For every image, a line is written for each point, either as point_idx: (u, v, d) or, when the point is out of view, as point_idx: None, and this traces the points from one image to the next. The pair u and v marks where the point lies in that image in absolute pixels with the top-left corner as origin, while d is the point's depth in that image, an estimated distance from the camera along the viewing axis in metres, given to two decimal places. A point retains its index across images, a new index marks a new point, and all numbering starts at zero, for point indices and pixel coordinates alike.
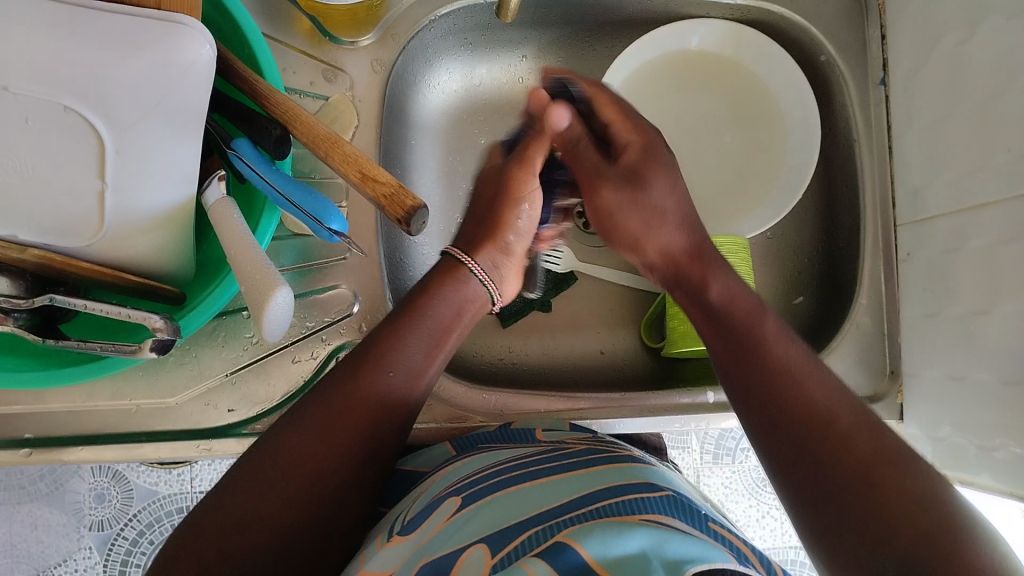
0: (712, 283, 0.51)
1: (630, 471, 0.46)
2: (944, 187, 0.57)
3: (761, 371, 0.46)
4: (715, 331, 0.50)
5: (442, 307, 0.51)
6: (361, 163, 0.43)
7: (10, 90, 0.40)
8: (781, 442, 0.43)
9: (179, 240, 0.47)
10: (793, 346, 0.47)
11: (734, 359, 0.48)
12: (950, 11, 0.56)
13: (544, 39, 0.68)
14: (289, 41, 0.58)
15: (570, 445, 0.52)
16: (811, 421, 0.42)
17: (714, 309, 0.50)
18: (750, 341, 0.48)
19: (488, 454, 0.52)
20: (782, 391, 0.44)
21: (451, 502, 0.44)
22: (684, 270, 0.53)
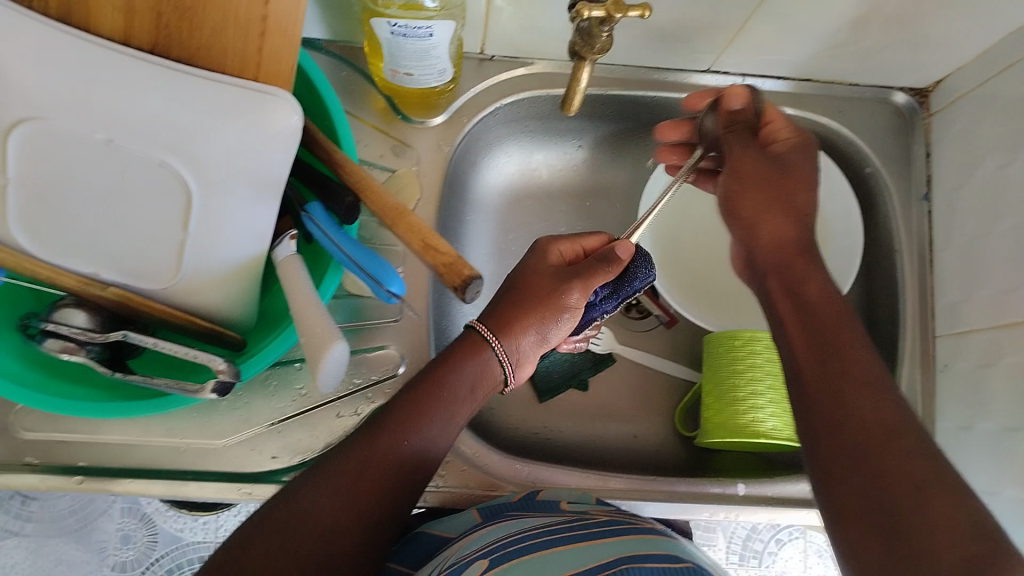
0: (809, 280, 0.49)
1: (652, 543, 0.48)
2: (982, 303, 0.59)
3: (832, 377, 0.43)
4: (799, 329, 0.47)
5: (457, 384, 0.51)
6: (424, 233, 0.45)
7: (115, 144, 0.43)
8: (841, 450, 0.41)
9: (247, 290, 0.51)
10: (873, 361, 0.44)
11: (811, 351, 0.45)
12: (992, 136, 0.58)
13: (600, 133, 0.72)
14: (363, 117, 0.62)
15: (594, 516, 0.53)
16: (876, 433, 0.40)
17: (808, 306, 0.47)
18: (837, 340, 0.45)
19: (513, 520, 0.53)
20: (854, 402, 0.42)
21: (479, 563, 0.45)
22: (787, 263, 0.50)
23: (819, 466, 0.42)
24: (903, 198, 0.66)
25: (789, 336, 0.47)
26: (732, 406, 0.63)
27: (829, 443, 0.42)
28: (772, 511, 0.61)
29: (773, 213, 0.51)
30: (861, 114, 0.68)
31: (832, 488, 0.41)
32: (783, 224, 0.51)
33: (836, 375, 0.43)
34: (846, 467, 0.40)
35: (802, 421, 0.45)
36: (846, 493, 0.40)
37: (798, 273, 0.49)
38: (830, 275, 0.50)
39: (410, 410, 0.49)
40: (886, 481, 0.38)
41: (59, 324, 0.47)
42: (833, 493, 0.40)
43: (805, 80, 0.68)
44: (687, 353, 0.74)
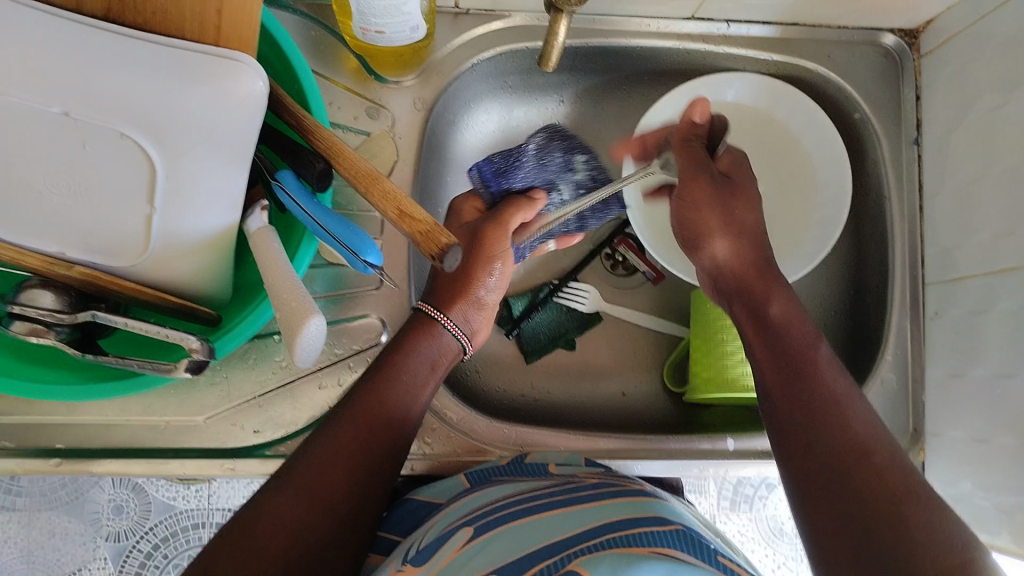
0: (773, 299, 0.53)
1: (645, 503, 0.47)
2: (974, 249, 0.57)
3: (805, 398, 0.47)
4: (768, 356, 0.51)
5: (416, 361, 0.51)
6: (400, 200, 0.43)
7: (71, 115, 0.41)
8: (817, 466, 0.45)
9: (218, 264, 0.49)
10: (842, 380, 0.49)
11: (784, 386, 0.49)
12: (986, 77, 0.57)
13: (582, 86, 0.70)
14: (335, 78, 0.60)
15: (582, 478, 0.53)
16: (850, 457, 0.44)
17: (770, 326, 0.52)
18: (803, 364, 0.49)
19: (502, 485, 0.53)
20: (831, 428, 0.46)
21: (465, 531, 0.45)
22: (749, 284, 0.54)
23: (797, 481, 0.46)
24: (893, 143, 0.64)
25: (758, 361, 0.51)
26: (722, 362, 0.62)
27: (801, 461, 0.46)
28: (763, 465, 0.61)
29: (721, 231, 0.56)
30: (850, 57, 0.66)
31: (810, 501, 0.44)
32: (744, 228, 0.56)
33: (809, 403, 0.47)
34: (821, 486, 0.44)
35: (776, 448, 0.48)
36: (823, 512, 0.43)
37: (760, 296, 0.53)
38: (793, 290, 0.54)
39: (370, 396, 0.49)
40: (851, 487, 0.43)
41: (26, 306, 0.45)
42: (812, 513, 0.44)
43: (792, 23, 0.65)
44: (675, 309, 0.73)
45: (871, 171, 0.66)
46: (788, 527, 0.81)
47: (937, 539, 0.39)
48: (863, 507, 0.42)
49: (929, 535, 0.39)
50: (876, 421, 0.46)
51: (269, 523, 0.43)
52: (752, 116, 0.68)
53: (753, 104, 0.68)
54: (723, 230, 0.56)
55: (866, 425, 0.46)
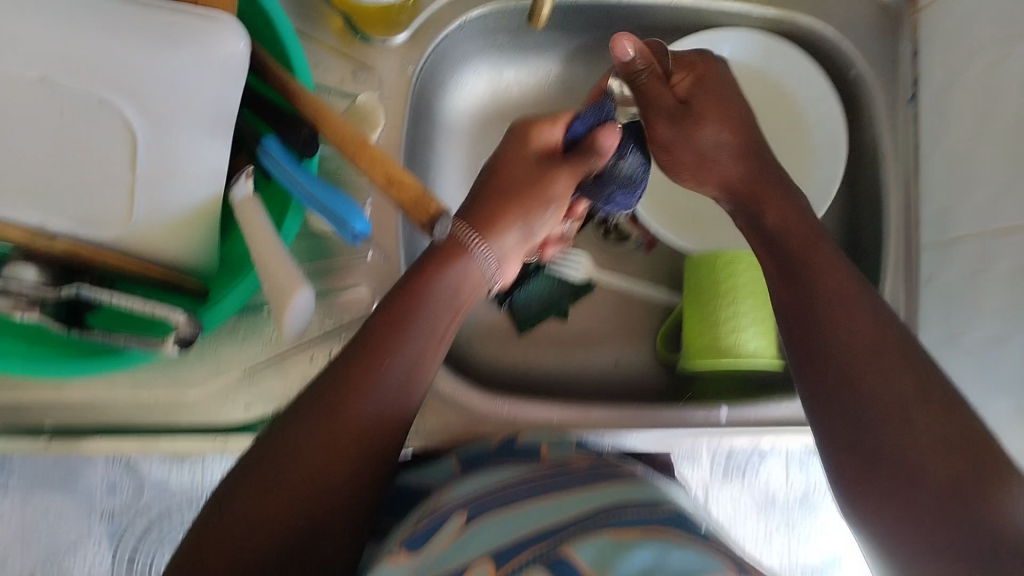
0: (768, 208, 0.52)
1: (640, 486, 0.46)
2: (971, 210, 0.57)
3: (809, 311, 0.48)
4: (772, 259, 0.51)
5: (437, 292, 0.49)
6: (389, 167, 0.42)
7: (49, 80, 0.40)
8: (826, 373, 0.46)
9: (208, 239, 0.47)
10: (843, 278, 0.48)
11: (792, 297, 0.49)
12: (984, 32, 0.56)
13: (573, 47, 0.68)
14: (318, 37, 0.58)
15: (573, 463, 0.52)
16: (857, 357, 0.45)
17: (769, 235, 0.52)
18: (809, 264, 0.49)
19: (498, 471, 0.52)
20: (837, 328, 0.46)
21: (457, 520, 0.44)
22: (750, 189, 0.53)
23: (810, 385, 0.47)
24: (889, 101, 0.63)
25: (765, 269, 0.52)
26: (714, 331, 0.61)
27: (814, 363, 0.47)
28: (757, 435, 0.60)
29: (715, 120, 0.54)
30: (846, 12, 0.64)
31: (823, 409, 0.46)
32: (721, 137, 0.54)
33: (817, 307, 0.48)
34: (832, 388, 0.45)
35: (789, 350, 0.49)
36: (839, 419, 0.44)
37: (756, 205, 0.53)
38: (799, 198, 0.53)
39: (382, 334, 0.47)
40: (860, 401, 0.44)
41: (9, 281, 0.43)
42: (825, 420, 0.45)
43: None
44: (670, 275, 0.72)
45: (868, 130, 0.65)
46: (781, 495, 0.81)
47: (944, 441, 0.41)
48: (875, 412, 0.43)
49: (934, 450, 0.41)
50: (881, 316, 0.46)
51: (268, 511, 0.42)
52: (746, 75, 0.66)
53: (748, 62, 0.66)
54: (708, 120, 0.54)
55: (865, 325, 0.46)
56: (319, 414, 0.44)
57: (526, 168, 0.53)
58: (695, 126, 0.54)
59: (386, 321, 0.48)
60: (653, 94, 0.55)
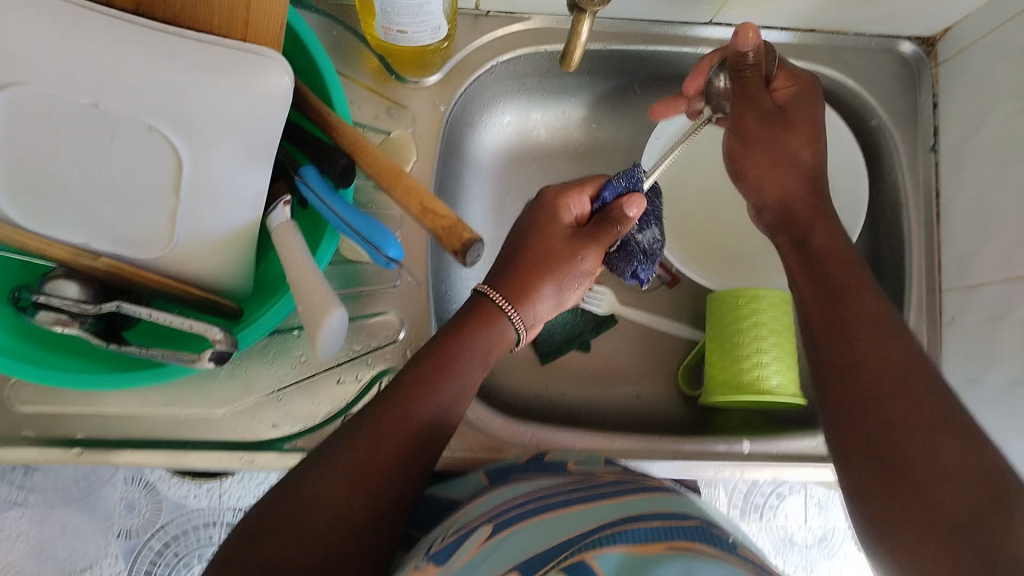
0: (816, 231, 0.52)
1: (666, 500, 0.47)
2: (992, 256, 0.58)
3: (829, 337, 0.47)
4: (808, 275, 0.51)
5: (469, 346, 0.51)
6: (422, 196, 0.44)
7: (100, 107, 0.42)
8: (857, 406, 0.44)
9: (242, 259, 0.50)
10: (879, 302, 0.47)
11: (824, 315, 0.48)
12: (1003, 85, 0.57)
13: (600, 90, 0.70)
14: (356, 77, 0.61)
15: (602, 476, 0.53)
16: (881, 393, 0.44)
17: (816, 258, 0.51)
18: (847, 287, 0.48)
19: (520, 483, 0.53)
20: (859, 364, 0.45)
21: (483, 529, 0.45)
22: (807, 219, 0.52)
23: (837, 419, 0.45)
24: (910, 149, 0.65)
25: (801, 292, 0.51)
26: (736, 366, 0.62)
27: (846, 391, 0.45)
28: (778, 468, 0.61)
29: (805, 132, 0.53)
30: (867, 64, 0.66)
31: (848, 446, 0.44)
32: (807, 153, 0.53)
33: (848, 339, 0.46)
34: (860, 421, 0.44)
35: (816, 389, 0.48)
36: (862, 460, 0.43)
37: (804, 227, 0.52)
38: (843, 228, 0.52)
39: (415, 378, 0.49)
40: (892, 435, 0.42)
41: (51, 296, 0.46)
42: (852, 465, 0.44)
43: (810, 30, 0.66)
44: (690, 313, 0.73)
45: (887, 178, 0.66)
46: (798, 537, 0.81)
47: (974, 470, 0.39)
48: (903, 443, 0.41)
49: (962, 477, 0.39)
50: (922, 352, 0.45)
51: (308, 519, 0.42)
52: None
53: None
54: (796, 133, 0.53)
55: (904, 356, 0.45)
56: (361, 433, 0.46)
57: (558, 246, 0.56)
58: (795, 138, 0.53)
59: (435, 353, 0.51)
60: (753, 94, 0.53)
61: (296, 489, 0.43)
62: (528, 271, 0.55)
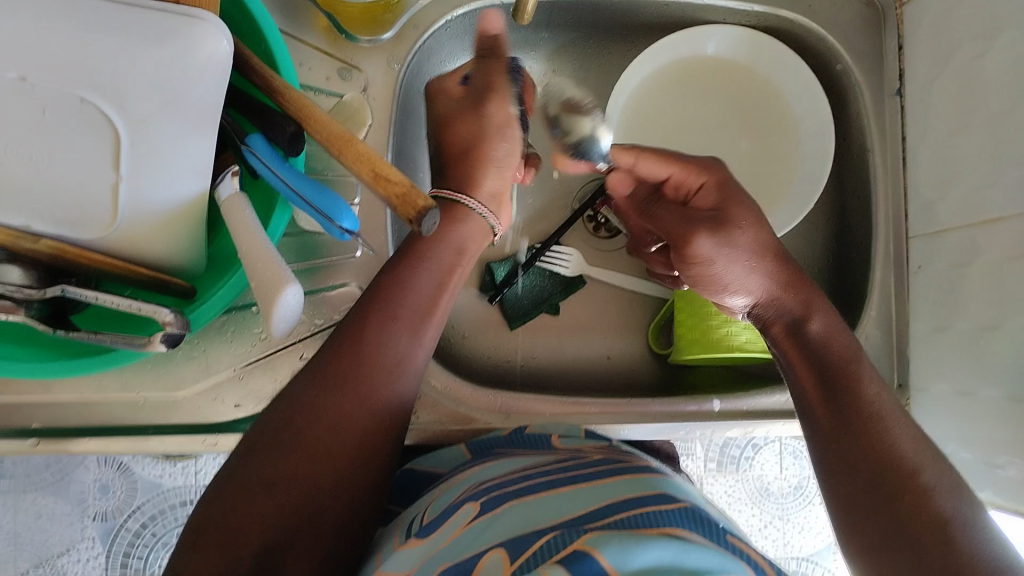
0: (813, 315, 0.51)
1: (649, 481, 0.46)
2: (957, 201, 0.57)
3: (849, 423, 0.46)
4: (805, 361, 0.50)
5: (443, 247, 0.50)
6: (374, 161, 0.42)
7: (28, 80, 0.40)
8: (859, 486, 0.44)
9: (192, 236, 0.47)
10: (887, 395, 0.47)
11: (838, 413, 0.47)
12: (967, 25, 0.56)
13: (560, 43, 0.68)
14: (305, 38, 0.58)
15: (586, 455, 0.52)
16: (894, 467, 0.44)
17: (816, 346, 0.50)
18: (845, 377, 0.48)
19: (507, 459, 0.52)
20: (871, 436, 0.45)
21: (470, 507, 0.44)
22: (798, 304, 0.52)
23: (844, 493, 0.45)
24: (875, 94, 0.64)
25: (798, 374, 0.50)
26: (707, 323, 0.62)
27: (852, 484, 0.44)
28: (748, 426, 0.61)
29: (749, 223, 0.53)
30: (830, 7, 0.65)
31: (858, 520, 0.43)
32: (763, 236, 0.53)
33: (854, 418, 0.46)
34: (867, 499, 0.43)
35: (818, 458, 0.47)
36: (871, 525, 0.43)
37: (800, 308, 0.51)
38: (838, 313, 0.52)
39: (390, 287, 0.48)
40: (896, 501, 0.42)
41: None
42: (853, 526, 0.44)
43: None
44: None
45: (855, 124, 0.65)
46: (774, 487, 0.82)
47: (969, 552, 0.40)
48: (913, 520, 0.41)
49: (973, 563, 0.39)
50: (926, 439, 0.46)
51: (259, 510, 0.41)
52: (731, 69, 0.67)
53: (733, 57, 0.67)
54: (756, 221, 0.53)
55: (913, 446, 0.45)
56: (332, 358, 0.45)
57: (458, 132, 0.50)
58: (738, 229, 0.52)
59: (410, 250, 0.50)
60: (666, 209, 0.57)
61: (242, 471, 0.42)
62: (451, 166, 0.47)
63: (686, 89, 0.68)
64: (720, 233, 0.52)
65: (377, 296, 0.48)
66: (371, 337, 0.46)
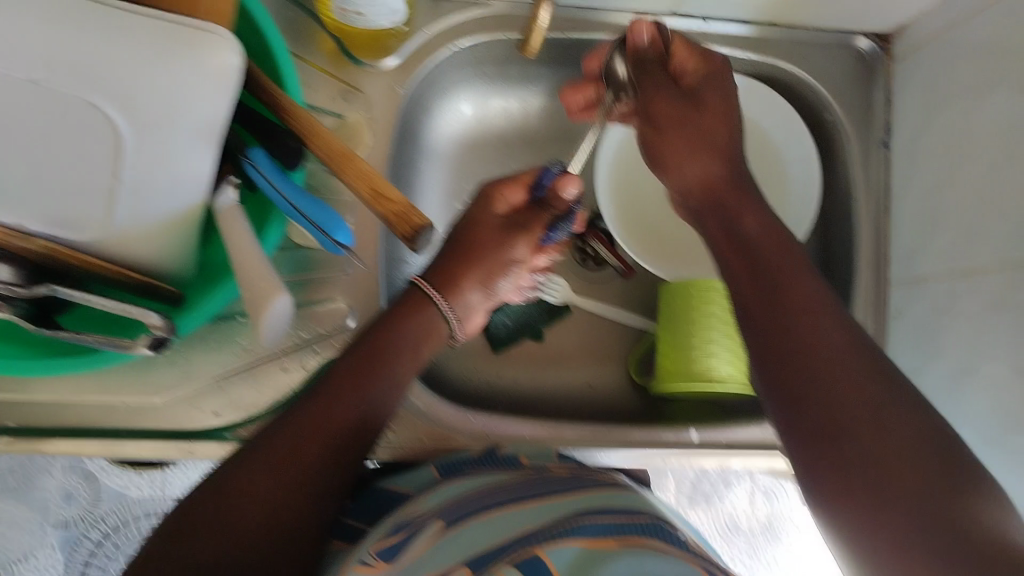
0: (746, 216, 0.48)
1: (616, 495, 0.47)
2: (940, 253, 0.58)
3: (771, 305, 0.44)
4: (738, 257, 0.47)
5: (406, 334, 0.51)
6: (374, 180, 0.43)
7: (37, 83, 0.40)
8: (804, 388, 0.41)
9: (185, 241, 0.47)
10: (814, 283, 0.45)
11: (765, 316, 0.44)
12: (955, 85, 0.58)
13: (559, 78, 0.69)
14: (308, 57, 0.59)
15: (553, 471, 0.53)
16: (823, 358, 0.41)
17: (747, 242, 0.47)
18: (777, 270, 0.45)
19: (468, 479, 0.52)
20: (802, 334, 0.42)
21: (434, 524, 0.45)
22: (714, 199, 0.49)
23: (781, 408, 0.42)
24: (863, 145, 0.65)
25: (731, 271, 0.47)
26: (688, 355, 0.63)
27: (784, 378, 0.42)
28: (726, 457, 0.62)
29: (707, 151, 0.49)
30: (824, 61, 0.67)
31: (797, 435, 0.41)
32: (721, 142, 0.50)
33: (782, 310, 0.44)
34: (801, 394, 0.41)
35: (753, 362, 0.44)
36: (808, 432, 0.40)
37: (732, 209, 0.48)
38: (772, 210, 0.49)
39: (359, 366, 0.49)
40: (828, 405, 0.40)
41: None
42: (798, 437, 0.41)
43: (768, 23, 0.66)
44: (646, 302, 0.73)
45: (842, 175, 0.67)
46: (744, 524, 0.82)
47: (916, 450, 0.38)
48: (843, 422, 0.39)
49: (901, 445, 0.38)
50: (856, 328, 0.43)
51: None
52: None
53: None
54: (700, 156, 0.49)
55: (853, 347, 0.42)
56: (296, 429, 0.46)
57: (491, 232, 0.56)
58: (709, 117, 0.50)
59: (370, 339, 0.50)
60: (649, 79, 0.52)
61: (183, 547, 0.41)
62: (468, 263, 0.55)
63: None
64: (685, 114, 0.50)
65: (344, 377, 0.48)
66: (332, 419, 0.47)
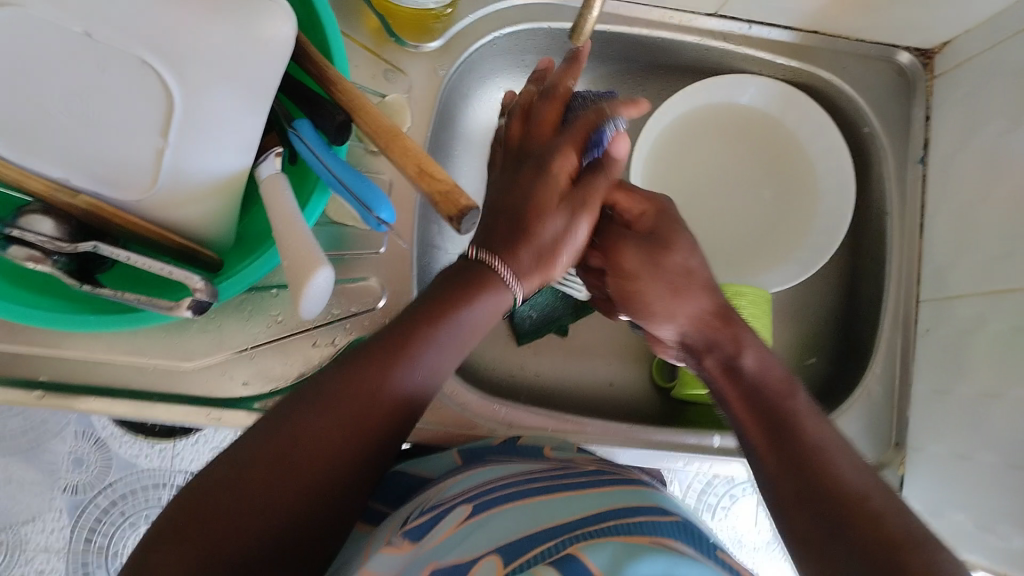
0: (745, 350, 0.50)
1: (641, 494, 0.47)
2: (970, 271, 0.58)
3: (783, 441, 0.45)
4: (749, 407, 0.48)
5: (473, 304, 0.44)
6: (421, 158, 0.44)
7: (93, 37, 0.42)
8: (802, 499, 0.43)
9: (229, 209, 0.48)
10: (827, 427, 0.46)
11: (776, 451, 0.45)
12: (995, 104, 0.58)
13: (600, 73, 0.70)
14: (354, 35, 0.60)
15: (579, 465, 0.53)
16: (832, 490, 0.42)
17: (750, 380, 0.49)
18: (778, 407, 0.47)
19: (498, 466, 0.52)
20: (812, 464, 0.43)
21: (463, 509, 0.45)
22: (715, 335, 0.52)
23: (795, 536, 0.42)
24: (898, 161, 0.66)
25: (740, 421, 0.49)
26: None
27: (792, 502, 0.43)
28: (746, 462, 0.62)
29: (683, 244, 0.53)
30: (864, 74, 0.67)
31: (808, 550, 0.41)
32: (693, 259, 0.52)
33: (792, 445, 0.45)
34: (811, 523, 0.41)
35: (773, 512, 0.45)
36: (812, 545, 0.41)
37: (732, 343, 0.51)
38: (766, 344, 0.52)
39: (414, 333, 0.43)
40: (841, 515, 0.40)
41: (25, 230, 0.43)
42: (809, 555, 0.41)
43: (811, 31, 0.66)
44: None
45: (875, 187, 0.67)
46: (747, 539, 0.80)
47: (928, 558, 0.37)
48: (861, 531, 0.39)
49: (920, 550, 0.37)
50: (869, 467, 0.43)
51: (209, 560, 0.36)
52: (762, 121, 0.69)
53: (764, 109, 0.68)
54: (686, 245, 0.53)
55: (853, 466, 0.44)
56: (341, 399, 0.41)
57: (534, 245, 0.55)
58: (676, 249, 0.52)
59: (426, 307, 0.44)
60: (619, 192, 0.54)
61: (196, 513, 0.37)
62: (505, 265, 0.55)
63: (721, 132, 0.69)
64: (653, 258, 0.52)
65: (401, 339, 0.43)
66: (383, 391, 0.42)
